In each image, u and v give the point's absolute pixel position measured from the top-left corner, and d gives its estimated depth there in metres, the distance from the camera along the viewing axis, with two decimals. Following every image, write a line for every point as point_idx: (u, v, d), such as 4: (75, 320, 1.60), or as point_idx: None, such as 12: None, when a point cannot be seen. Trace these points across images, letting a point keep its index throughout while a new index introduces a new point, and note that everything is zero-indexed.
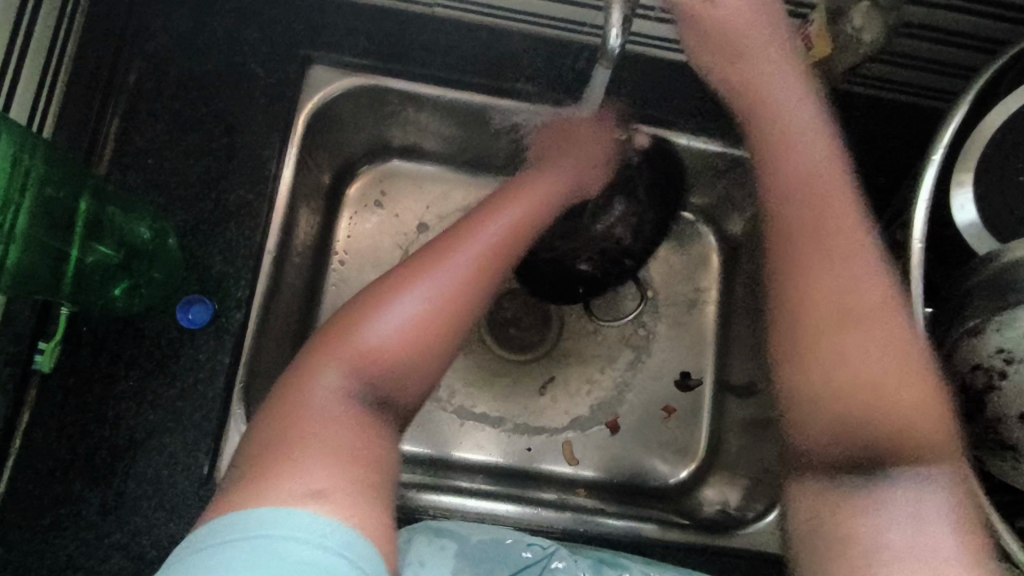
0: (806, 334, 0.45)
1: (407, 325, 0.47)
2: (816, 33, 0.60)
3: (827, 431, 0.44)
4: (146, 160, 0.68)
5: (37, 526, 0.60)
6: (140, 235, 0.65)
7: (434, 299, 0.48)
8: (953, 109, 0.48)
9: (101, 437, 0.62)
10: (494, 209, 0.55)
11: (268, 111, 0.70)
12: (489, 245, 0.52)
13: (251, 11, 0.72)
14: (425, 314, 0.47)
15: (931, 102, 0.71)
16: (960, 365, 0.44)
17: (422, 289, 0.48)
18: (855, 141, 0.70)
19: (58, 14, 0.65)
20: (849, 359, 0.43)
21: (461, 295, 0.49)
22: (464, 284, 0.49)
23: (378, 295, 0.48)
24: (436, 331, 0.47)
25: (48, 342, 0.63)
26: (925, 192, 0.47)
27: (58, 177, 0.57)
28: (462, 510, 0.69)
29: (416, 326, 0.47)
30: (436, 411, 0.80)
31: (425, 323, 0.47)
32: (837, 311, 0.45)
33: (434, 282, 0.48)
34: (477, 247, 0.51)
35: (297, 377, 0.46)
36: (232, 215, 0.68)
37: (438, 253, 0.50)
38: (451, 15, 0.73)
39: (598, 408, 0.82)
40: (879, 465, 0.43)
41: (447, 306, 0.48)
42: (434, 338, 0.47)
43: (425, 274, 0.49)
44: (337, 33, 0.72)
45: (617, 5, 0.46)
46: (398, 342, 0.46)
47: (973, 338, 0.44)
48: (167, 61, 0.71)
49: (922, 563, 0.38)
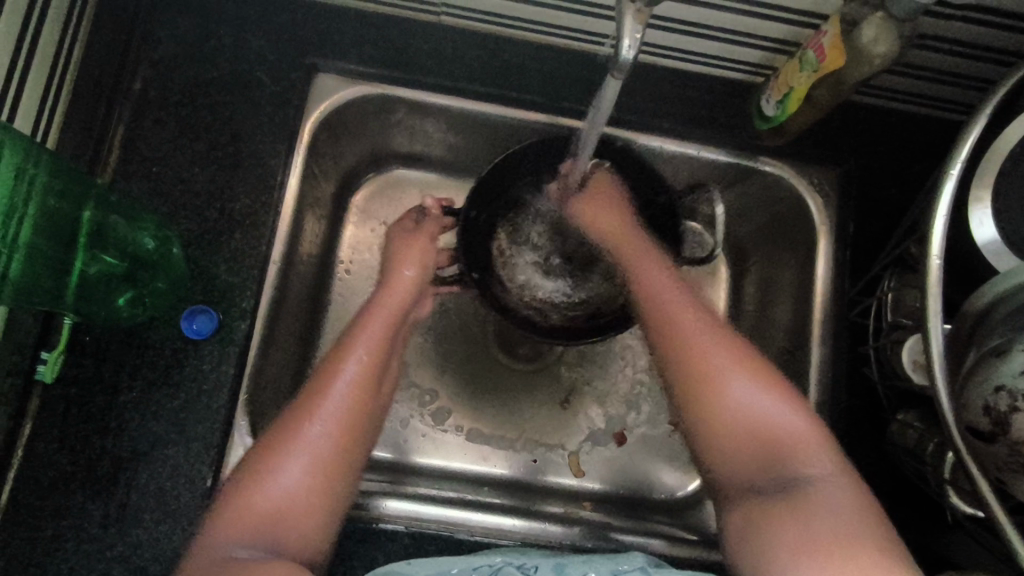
0: (692, 388, 0.54)
1: (304, 460, 0.52)
2: (829, 44, 0.59)
3: (735, 464, 0.52)
4: (151, 168, 0.68)
5: (39, 539, 0.60)
6: (145, 245, 0.63)
7: (323, 444, 0.52)
8: (971, 122, 0.47)
9: (103, 448, 0.62)
10: (359, 325, 0.60)
11: (274, 120, 0.70)
12: (357, 369, 0.56)
13: (257, 19, 0.71)
14: (327, 445, 0.53)
15: (939, 111, 0.73)
16: (980, 386, 0.41)
17: (319, 416, 0.54)
18: (860, 152, 0.73)
19: (63, 21, 0.64)
20: (726, 395, 0.53)
21: (352, 418, 0.54)
22: (347, 410, 0.54)
23: (269, 454, 0.52)
24: (335, 457, 0.53)
25: (51, 352, 0.62)
26: (942, 206, 0.46)
27: (62, 187, 0.56)
28: (466, 525, 0.68)
29: (312, 474, 0.52)
30: (440, 422, 0.80)
31: (321, 453, 0.52)
32: (705, 363, 0.54)
33: (320, 417, 0.54)
34: (358, 365, 0.57)
35: (209, 539, 0.49)
36: (236, 223, 0.67)
37: (321, 384, 0.55)
38: (458, 23, 0.73)
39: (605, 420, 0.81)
40: (783, 474, 0.50)
41: (343, 433, 0.54)
42: (339, 469, 0.53)
43: (304, 408, 0.54)
44: (344, 41, 0.72)
45: (630, 13, 0.45)
46: (302, 474, 0.51)
47: (995, 357, 0.41)
48: (172, 68, 0.70)
49: (831, 526, 0.45)
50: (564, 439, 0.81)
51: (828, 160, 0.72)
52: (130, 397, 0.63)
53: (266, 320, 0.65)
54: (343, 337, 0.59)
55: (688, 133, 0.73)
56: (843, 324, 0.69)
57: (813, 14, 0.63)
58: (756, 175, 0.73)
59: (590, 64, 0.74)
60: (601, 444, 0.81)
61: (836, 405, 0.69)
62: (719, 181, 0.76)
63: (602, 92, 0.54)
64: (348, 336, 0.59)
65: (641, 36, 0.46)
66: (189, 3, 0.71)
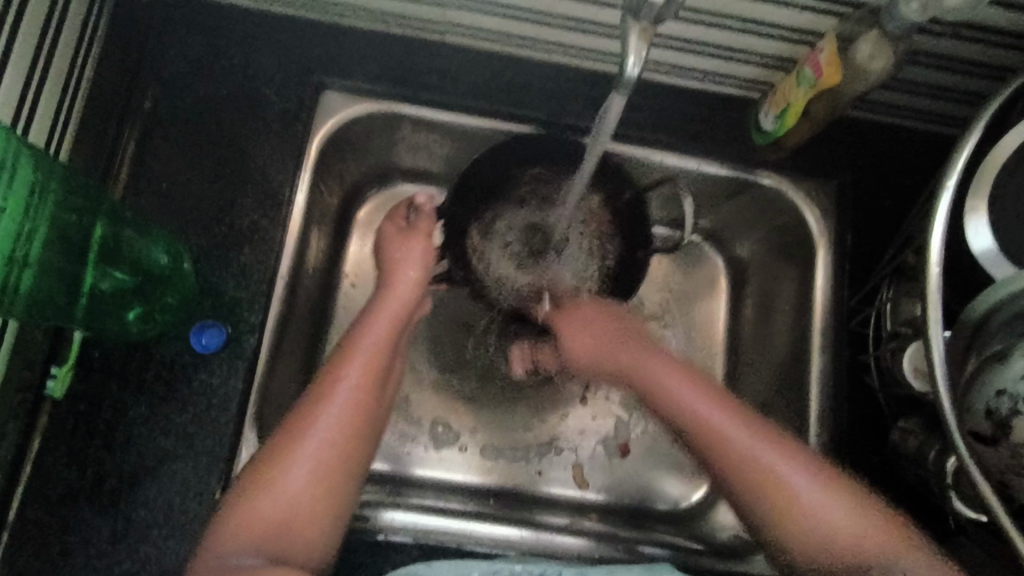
0: (759, 492, 0.55)
1: (309, 466, 0.52)
2: (826, 61, 0.61)
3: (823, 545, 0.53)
4: (160, 185, 0.69)
5: (46, 556, 0.60)
6: (156, 261, 0.63)
7: (330, 441, 0.53)
8: (966, 137, 0.48)
9: (111, 463, 0.62)
10: (364, 327, 0.60)
11: (282, 137, 0.71)
12: (360, 375, 0.57)
13: (265, 39, 0.73)
14: (329, 452, 0.53)
15: (929, 125, 0.75)
16: (981, 389, 0.42)
17: (326, 423, 0.54)
18: (855, 165, 0.75)
19: (76, 42, 0.66)
20: (792, 493, 0.54)
21: (357, 425, 0.55)
22: (352, 418, 0.55)
23: (278, 451, 0.52)
24: (338, 463, 0.53)
25: (61, 367, 0.63)
26: (939, 219, 0.47)
27: (78, 203, 0.56)
28: (476, 537, 0.67)
29: (319, 471, 0.52)
30: (443, 435, 0.80)
31: (322, 462, 0.53)
32: (758, 475, 0.55)
33: (324, 422, 0.54)
34: (360, 370, 0.57)
35: (216, 538, 0.49)
36: (245, 239, 0.68)
37: (326, 388, 0.56)
38: (461, 42, 0.74)
39: (609, 432, 0.82)
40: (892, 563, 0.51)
41: (346, 439, 0.54)
42: (338, 476, 0.53)
43: (309, 414, 0.54)
44: (350, 60, 0.73)
45: (634, 33, 0.47)
46: (306, 480, 0.52)
47: (997, 363, 0.42)
48: (181, 87, 0.71)
49: None
50: (566, 450, 0.81)
51: (825, 173, 0.74)
52: (139, 413, 0.63)
53: (274, 335, 0.66)
54: (350, 339, 0.59)
55: (687, 147, 0.74)
56: (842, 333, 0.71)
57: (810, 32, 0.65)
58: (755, 188, 0.74)
59: (590, 82, 0.76)
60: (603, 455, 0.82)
61: (837, 414, 0.70)
62: (718, 194, 0.77)
63: (606, 109, 0.55)
64: (351, 341, 0.59)
65: (646, 55, 0.48)
66: (199, 23, 0.73)
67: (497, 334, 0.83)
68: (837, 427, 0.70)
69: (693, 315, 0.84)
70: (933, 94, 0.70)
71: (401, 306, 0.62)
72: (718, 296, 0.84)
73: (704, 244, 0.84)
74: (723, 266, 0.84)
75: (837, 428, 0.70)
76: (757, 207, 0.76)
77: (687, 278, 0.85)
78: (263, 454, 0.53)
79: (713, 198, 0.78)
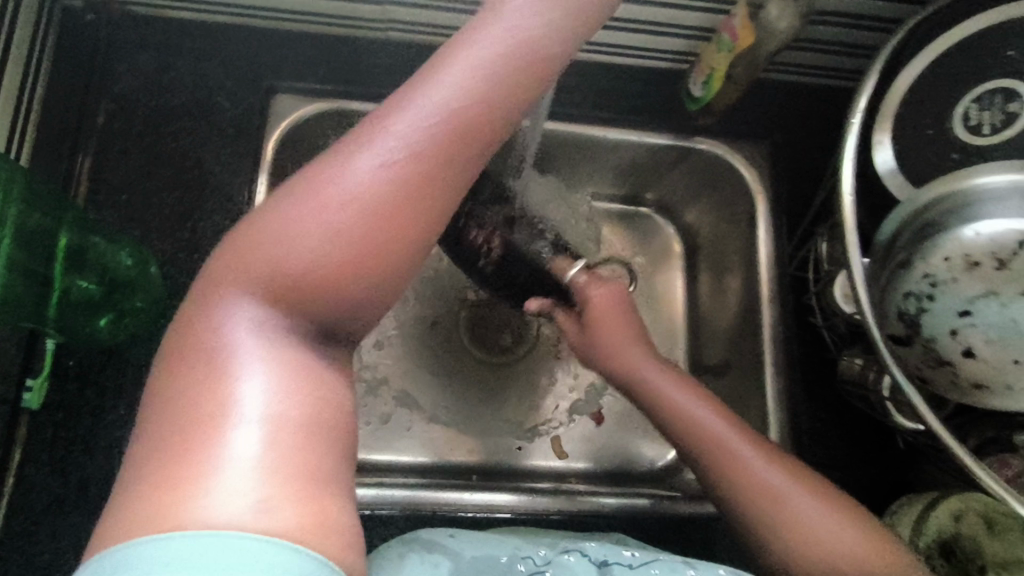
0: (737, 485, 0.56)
1: (297, 257, 0.35)
2: (741, 25, 0.66)
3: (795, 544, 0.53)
4: (120, 196, 0.70)
5: (37, 565, 0.60)
6: (122, 262, 0.66)
7: (359, 202, 0.34)
8: (866, 78, 0.53)
9: (95, 467, 0.63)
10: (404, 93, 0.36)
11: (238, 141, 0.73)
12: (415, 146, 0.35)
13: (213, 49, 0.75)
14: (317, 265, 0.34)
15: (847, 82, 0.81)
16: (893, 300, 0.47)
17: (356, 171, 0.35)
18: (783, 122, 0.80)
19: (25, 63, 0.67)
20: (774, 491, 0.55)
21: (358, 235, 0.34)
22: (379, 211, 0.34)
23: (266, 232, 0.35)
24: (372, 228, 0.34)
25: (35, 378, 0.63)
26: (848, 151, 0.52)
27: (42, 208, 0.59)
28: (463, 503, 0.70)
29: (330, 255, 0.34)
30: (421, 419, 0.82)
31: (324, 279, 0.35)
32: (738, 468, 0.57)
33: (307, 212, 0.35)
34: (405, 159, 0.35)
35: (185, 346, 0.36)
36: (209, 241, 0.70)
37: (356, 143, 0.35)
38: (404, 37, 0.77)
39: (584, 401, 0.86)
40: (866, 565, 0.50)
41: (390, 193, 0.34)
42: (382, 249, 0.35)
43: (297, 203, 0.35)
44: (297, 62, 0.76)
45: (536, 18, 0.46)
46: (286, 259, 0.35)
47: (903, 271, 0.46)
48: (134, 101, 0.73)
49: None
50: (541, 422, 0.84)
51: (756, 134, 0.79)
52: (116, 419, 0.64)
53: None
54: (362, 123, 0.36)
55: (628, 120, 0.78)
56: (787, 281, 0.75)
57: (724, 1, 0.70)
58: (695, 153, 0.78)
59: None
60: (577, 422, 0.85)
61: (789, 356, 0.74)
62: (663, 163, 0.81)
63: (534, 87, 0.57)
64: (404, 99, 0.36)
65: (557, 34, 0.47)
66: (145, 39, 0.74)
67: (465, 318, 0.86)
68: (790, 368, 0.74)
69: (652, 283, 0.88)
70: (844, 51, 0.76)
71: (486, 63, 0.35)
72: (674, 262, 0.89)
73: (655, 214, 0.88)
74: (677, 234, 0.89)
75: (789, 368, 0.75)
76: (700, 172, 0.81)
77: (643, 248, 0.89)
78: (240, 244, 0.36)
79: (659, 167, 0.82)
